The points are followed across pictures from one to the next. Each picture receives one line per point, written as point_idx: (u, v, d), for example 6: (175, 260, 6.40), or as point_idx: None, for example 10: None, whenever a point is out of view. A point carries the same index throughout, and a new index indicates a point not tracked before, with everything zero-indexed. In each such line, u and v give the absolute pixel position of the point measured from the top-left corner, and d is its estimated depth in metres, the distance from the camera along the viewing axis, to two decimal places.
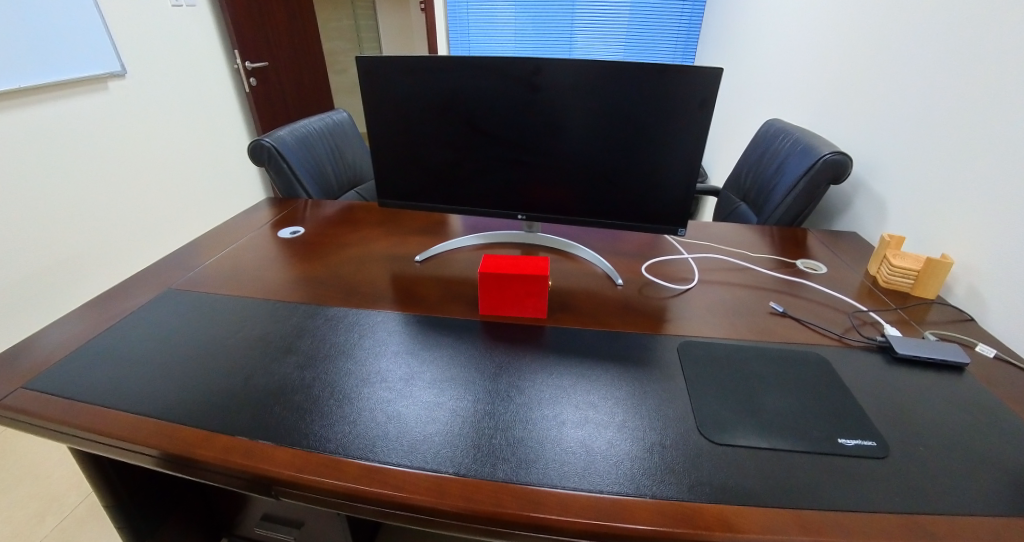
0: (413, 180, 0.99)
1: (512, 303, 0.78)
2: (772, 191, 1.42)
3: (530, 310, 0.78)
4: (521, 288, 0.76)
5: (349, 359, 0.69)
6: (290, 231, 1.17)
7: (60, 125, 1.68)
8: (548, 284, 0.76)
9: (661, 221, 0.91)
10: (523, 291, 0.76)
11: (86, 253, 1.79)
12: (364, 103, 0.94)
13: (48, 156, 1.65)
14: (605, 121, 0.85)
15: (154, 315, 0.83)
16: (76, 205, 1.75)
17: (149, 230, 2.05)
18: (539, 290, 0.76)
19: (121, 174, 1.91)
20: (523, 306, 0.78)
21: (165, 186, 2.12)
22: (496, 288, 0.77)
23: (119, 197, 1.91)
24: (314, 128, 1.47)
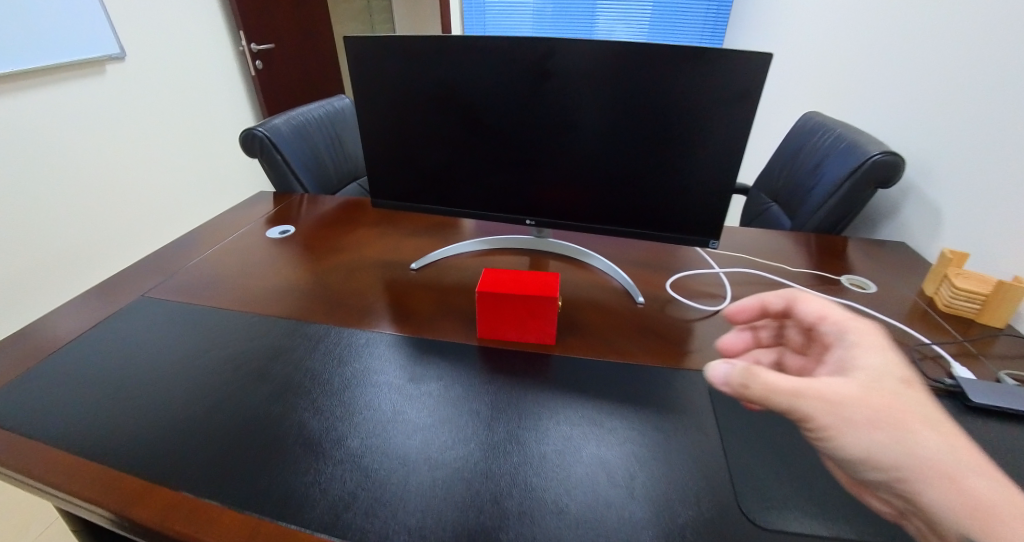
0: (410, 178, 0.89)
1: (513, 327, 0.67)
2: (809, 194, 1.29)
3: (534, 334, 0.68)
4: (525, 311, 0.65)
5: (325, 393, 0.60)
6: (279, 231, 1.09)
7: (57, 111, 1.62)
8: (557, 307, 0.65)
9: (687, 231, 0.80)
10: (526, 313, 0.65)
11: (84, 243, 1.74)
12: (355, 91, 0.84)
13: (44, 143, 1.58)
14: (628, 116, 0.74)
15: (120, 325, 0.75)
16: (73, 193, 1.69)
17: (149, 218, 2.00)
18: (545, 313, 0.65)
19: (119, 161, 1.85)
20: (526, 330, 0.67)
21: (167, 173, 2.06)
22: (495, 310, 0.66)
23: (118, 185, 1.85)
24: (312, 117, 1.37)
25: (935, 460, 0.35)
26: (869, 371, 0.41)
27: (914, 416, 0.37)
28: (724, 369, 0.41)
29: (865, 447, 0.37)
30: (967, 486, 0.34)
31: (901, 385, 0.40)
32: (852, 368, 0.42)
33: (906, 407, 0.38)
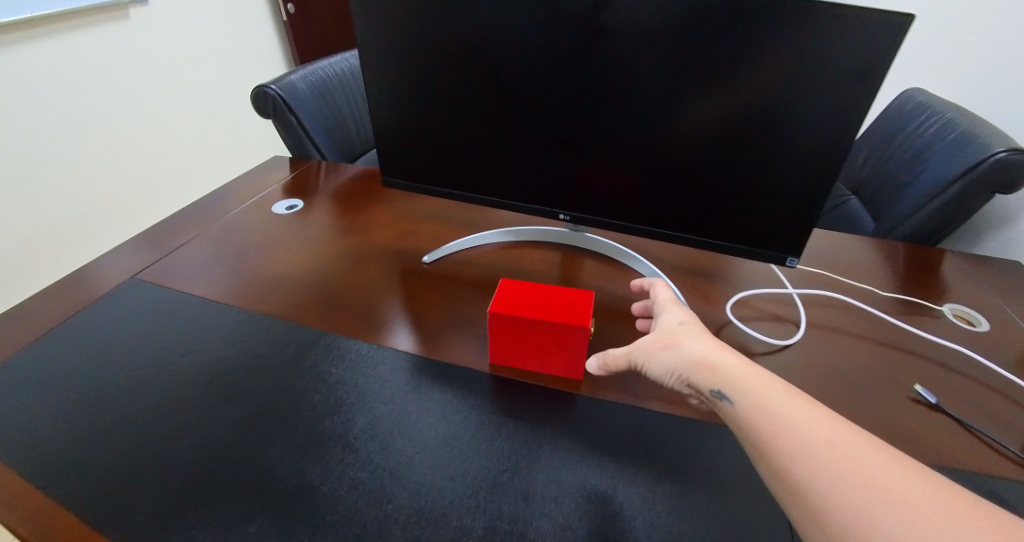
0: (427, 157, 0.77)
1: (533, 355, 0.56)
2: (902, 193, 1.08)
3: (556, 365, 0.56)
4: (546, 339, 0.53)
5: (305, 428, 0.51)
6: (287, 206, 1.00)
7: (83, 58, 1.55)
8: (587, 338, 0.53)
9: (756, 242, 0.65)
10: (548, 341, 0.54)
11: (120, 197, 1.71)
12: (363, 49, 0.70)
13: (73, 92, 1.53)
14: (698, 97, 0.58)
15: (106, 313, 0.69)
16: (107, 145, 1.64)
17: (184, 173, 1.96)
18: (572, 343, 0.53)
19: (149, 112, 1.79)
20: (546, 358, 0.56)
21: (196, 126, 2.00)
22: (511, 336, 0.54)
23: (151, 137, 1.80)
24: (332, 72, 1.25)
25: (702, 360, 0.44)
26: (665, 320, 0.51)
27: (689, 340, 0.47)
28: (591, 361, 0.54)
29: (671, 371, 0.47)
30: (725, 369, 0.43)
31: (684, 323, 0.50)
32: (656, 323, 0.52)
33: (690, 335, 0.48)
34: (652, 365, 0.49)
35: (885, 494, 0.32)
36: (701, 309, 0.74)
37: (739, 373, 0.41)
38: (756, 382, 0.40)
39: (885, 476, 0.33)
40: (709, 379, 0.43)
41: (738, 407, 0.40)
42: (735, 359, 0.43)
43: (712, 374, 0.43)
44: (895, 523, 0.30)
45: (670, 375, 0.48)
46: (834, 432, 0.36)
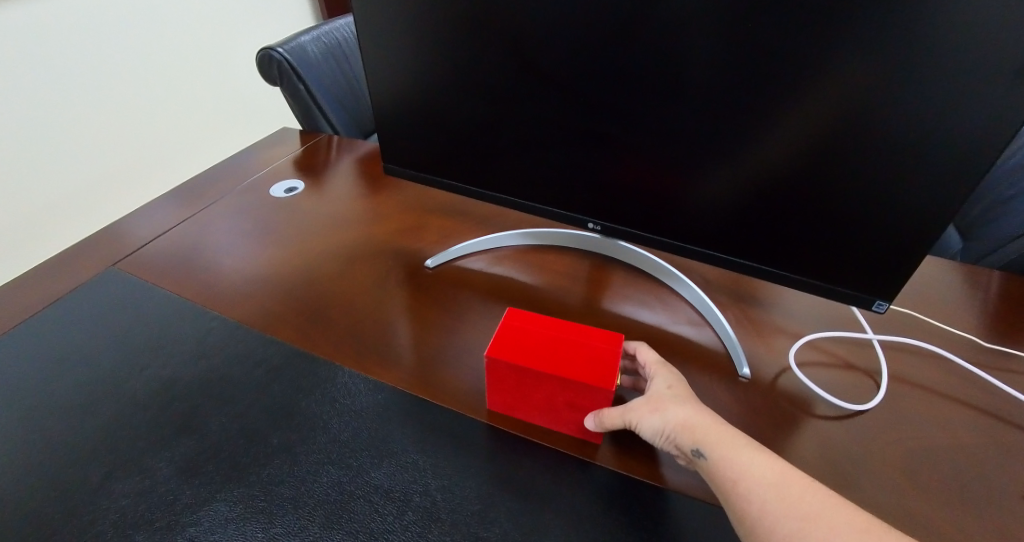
0: (435, 147, 0.66)
1: (541, 409, 0.47)
2: (1006, 207, 0.89)
3: (570, 422, 0.47)
4: (556, 395, 0.44)
5: (257, 482, 0.44)
6: (287, 189, 0.91)
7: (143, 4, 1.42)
8: (606, 402, 0.43)
9: (833, 278, 0.52)
10: (559, 396, 0.44)
11: (179, 162, 1.64)
12: (356, 16, 0.59)
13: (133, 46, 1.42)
14: (771, 95, 0.43)
15: (79, 308, 0.63)
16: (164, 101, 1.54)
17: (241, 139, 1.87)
18: (587, 402, 0.44)
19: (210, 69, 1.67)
20: (559, 414, 0.47)
21: None
22: (515, 385, 0.46)
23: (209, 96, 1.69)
24: (348, 34, 1.14)
25: (687, 422, 0.39)
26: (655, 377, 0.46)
27: (680, 400, 0.42)
28: (591, 419, 0.44)
29: (660, 433, 0.41)
30: (707, 426, 0.39)
31: (674, 386, 0.45)
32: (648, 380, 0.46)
33: (681, 397, 0.43)
34: (643, 427, 0.42)
35: (832, 541, 0.30)
36: (749, 349, 0.61)
37: (714, 431, 0.38)
38: (728, 436, 0.38)
39: (836, 521, 0.31)
40: (689, 439, 0.39)
41: (711, 463, 0.37)
42: (716, 418, 0.40)
43: (693, 432, 0.39)
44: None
45: (662, 438, 0.42)
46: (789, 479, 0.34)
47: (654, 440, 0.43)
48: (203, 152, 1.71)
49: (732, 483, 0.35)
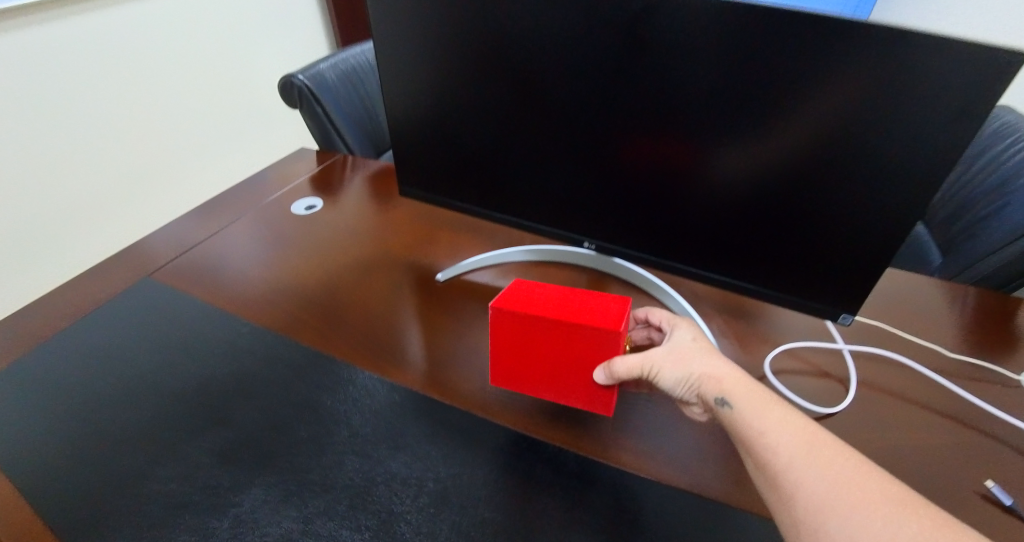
0: (445, 170, 0.73)
1: (561, 368, 0.52)
2: (981, 226, 0.94)
3: (581, 382, 0.52)
4: (570, 347, 0.50)
5: (289, 468, 0.49)
6: (307, 206, 0.98)
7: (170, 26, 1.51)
8: (615, 345, 0.48)
9: (806, 294, 0.58)
10: (572, 349, 0.50)
11: (201, 176, 1.72)
12: (378, 53, 0.66)
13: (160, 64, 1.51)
14: (756, 119, 0.49)
15: (120, 313, 0.69)
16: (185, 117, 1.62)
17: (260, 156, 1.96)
18: (600, 357, 0.49)
19: (231, 86, 1.77)
20: (570, 373, 0.52)
21: None
22: (534, 345, 0.51)
23: (230, 110, 1.78)
24: (363, 61, 1.22)
25: (713, 377, 0.45)
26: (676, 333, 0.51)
27: (703, 355, 0.48)
28: (602, 371, 0.49)
29: (682, 382, 0.47)
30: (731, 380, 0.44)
31: (694, 341, 0.50)
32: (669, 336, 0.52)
33: (703, 351, 0.48)
34: (664, 376, 0.48)
35: (865, 505, 0.33)
36: (732, 358, 0.66)
37: (738, 385, 0.43)
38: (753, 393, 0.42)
39: (870, 489, 0.34)
40: (715, 389, 0.44)
41: (735, 412, 0.42)
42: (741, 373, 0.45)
43: (719, 383, 0.44)
44: (856, 516, 0.32)
45: (683, 384, 0.47)
46: (817, 439, 0.38)
47: (674, 387, 0.48)
48: (220, 169, 1.80)
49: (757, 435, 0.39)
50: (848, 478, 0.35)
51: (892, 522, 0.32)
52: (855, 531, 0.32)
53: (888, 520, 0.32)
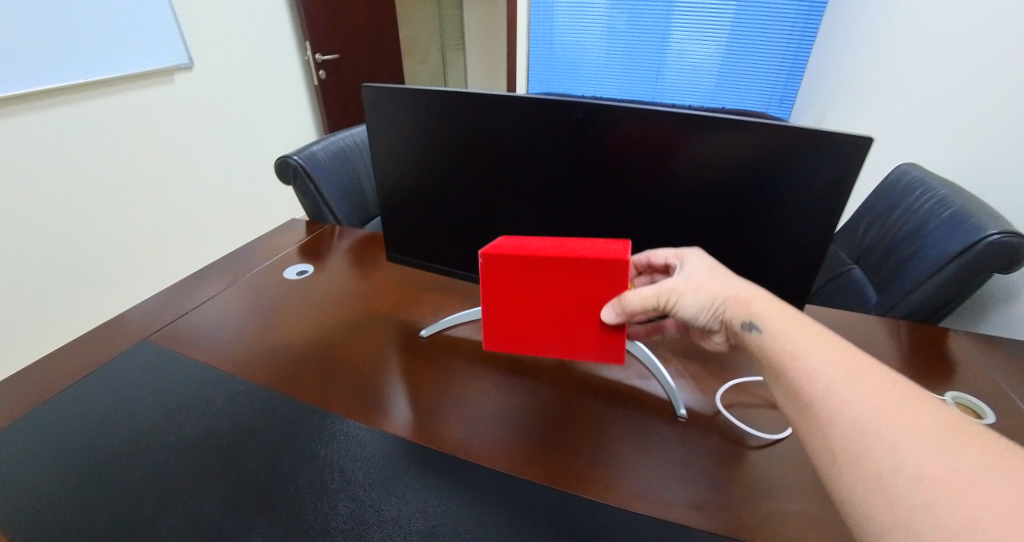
0: (428, 236, 0.82)
1: (578, 309, 0.59)
2: (903, 266, 1.07)
3: (590, 327, 0.60)
4: (583, 283, 0.57)
5: (287, 515, 0.53)
6: (298, 271, 1.05)
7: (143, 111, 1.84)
8: (623, 274, 0.55)
9: None
10: (588, 289, 0.57)
11: (141, 245, 1.90)
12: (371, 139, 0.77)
13: (120, 141, 1.78)
14: (704, 162, 0.58)
15: (118, 375, 0.73)
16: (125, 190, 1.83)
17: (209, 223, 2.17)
18: (613, 291, 0.57)
19: (182, 159, 2.02)
20: (581, 319, 0.60)
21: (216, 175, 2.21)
22: (555, 289, 0.58)
23: (182, 180, 2.02)
24: (352, 143, 1.35)
25: (741, 304, 0.52)
26: (694, 262, 0.58)
27: (724, 282, 0.55)
28: (608, 309, 0.57)
29: (707, 308, 0.55)
30: (754, 304, 0.51)
31: (712, 267, 0.58)
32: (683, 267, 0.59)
33: (722, 277, 0.56)
34: (689, 304, 0.55)
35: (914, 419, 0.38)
36: (693, 395, 0.73)
37: (765, 309, 0.50)
38: (778, 316, 0.49)
39: (912, 404, 0.39)
40: (742, 312, 0.51)
41: (764, 333, 0.49)
42: (762, 294, 0.52)
43: (745, 308, 0.51)
44: (902, 444, 0.36)
45: (705, 310, 0.55)
46: (853, 363, 0.43)
47: (698, 313, 0.56)
48: (166, 236, 1.99)
49: (793, 357, 0.45)
50: (895, 408, 0.38)
51: (945, 456, 0.35)
52: (905, 461, 0.35)
53: (940, 452, 0.35)
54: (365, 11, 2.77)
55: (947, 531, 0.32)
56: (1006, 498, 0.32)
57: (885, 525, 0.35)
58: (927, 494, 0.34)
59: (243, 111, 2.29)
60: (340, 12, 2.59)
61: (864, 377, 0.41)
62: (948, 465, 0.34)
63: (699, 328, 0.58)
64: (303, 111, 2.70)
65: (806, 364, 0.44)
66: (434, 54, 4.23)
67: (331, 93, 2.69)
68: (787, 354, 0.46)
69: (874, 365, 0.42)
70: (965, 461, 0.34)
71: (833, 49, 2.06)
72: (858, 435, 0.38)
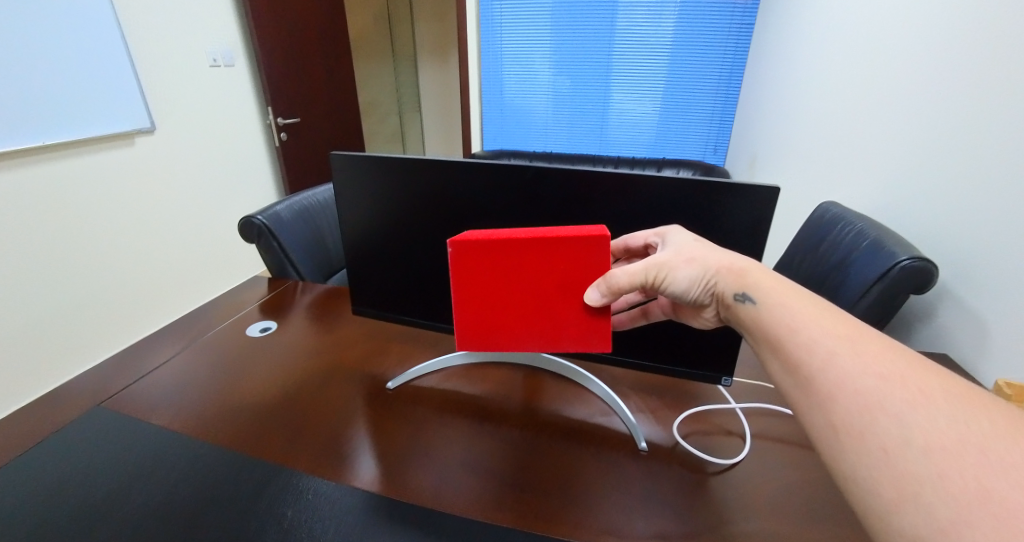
0: (390, 290, 0.85)
1: (560, 294, 0.61)
2: (835, 293, 1.17)
3: (574, 310, 0.62)
4: (561, 267, 0.59)
5: None
6: (261, 328, 1.05)
7: (97, 172, 1.87)
8: (602, 253, 0.57)
9: (696, 365, 0.72)
10: (569, 271, 0.59)
11: (83, 309, 1.86)
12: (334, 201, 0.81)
13: (73, 203, 1.80)
14: (643, 210, 0.66)
15: (68, 447, 0.71)
16: (73, 253, 1.81)
17: (155, 287, 2.15)
18: (595, 271, 0.59)
19: (133, 222, 2.03)
20: (564, 304, 0.61)
21: (170, 234, 2.20)
22: (539, 271, 0.60)
23: (131, 242, 2.03)
24: (315, 201, 1.39)
25: (735, 277, 0.53)
26: (678, 237, 0.60)
27: (712, 255, 0.57)
28: (593, 291, 0.59)
29: (695, 281, 0.56)
30: (746, 275, 0.53)
31: (697, 240, 0.59)
32: (666, 243, 0.60)
33: (710, 251, 0.57)
34: (680, 278, 0.57)
35: (911, 384, 0.38)
36: (650, 429, 0.77)
37: (758, 281, 0.52)
38: (771, 287, 0.50)
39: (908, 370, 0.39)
40: (734, 284, 0.53)
41: (757, 304, 0.50)
42: (753, 264, 0.54)
43: (738, 280, 0.53)
44: (908, 415, 0.36)
45: (696, 283, 0.57)
46: (853, 333, 0.43)
47: (688, 286, 0.57)
48: (111, 300, 1.97)
49: (789, 329, 0.46)
50: (900, 376, 0.39)
51: (956, 425, 0.35)
52: (912, 431, 0.35)
53: (952, 422, 0.35)
54: (324, 79, 2.91)
55: (959, 501, 0.32)
56: (1017, 465, 0.32)
57: (890, 499, 0.35)
58: (936, 465, 0.34)
59: (200, 171, 2.32)
60: (301, 80, 2.72)
61: (867, 350, 0.41)
62: (961, 434, 0.34)
63: (690, 303, 0.59)
64: (263, 172, 2.74)
65: (805, 338, 0.44)
66: (393, 117, 4.42)
67: (291, 154, 2.76)
68: (783, 327, 0.47)
69: (874, 336, 0.43)
70: (976, 432, 0.34)
71: (754, 108, 2.33)
72: (862, 408, 0.38)
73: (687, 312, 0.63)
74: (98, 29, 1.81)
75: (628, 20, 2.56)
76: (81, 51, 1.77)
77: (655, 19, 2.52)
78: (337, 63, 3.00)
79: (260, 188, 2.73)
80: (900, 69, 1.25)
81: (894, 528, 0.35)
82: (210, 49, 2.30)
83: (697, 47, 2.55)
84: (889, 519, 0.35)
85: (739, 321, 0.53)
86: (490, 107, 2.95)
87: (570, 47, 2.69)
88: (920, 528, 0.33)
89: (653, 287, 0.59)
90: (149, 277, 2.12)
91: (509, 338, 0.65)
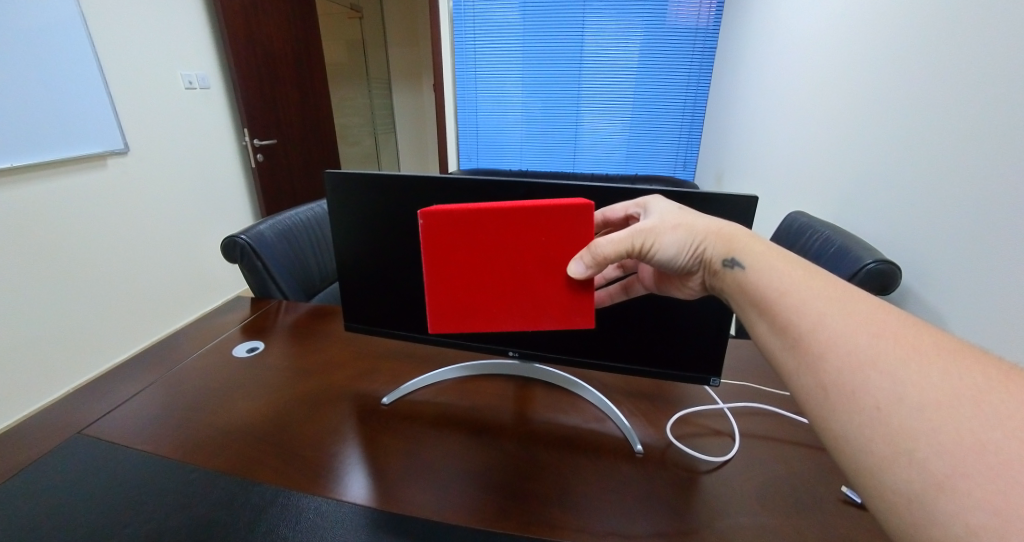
0: (383, 306, 0.85)
1: (542, 268, 0.63)
2: None
3: (557, 286, 0.63)
4: (542, 239, 0.61)
5: None
6: (247, 348, 1.03)
7: (67, 196, 1.82)
8: (581, 225, 0.60)
9: (685, 367, 0.75)
10: (551, 244, 0.61)
11: (48, 338, 1.78)
12: None
13: (40, 229, 1.74)
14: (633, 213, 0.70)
15: (48, 478, 0.69)
16: (40, 281, 1.74)
17: (125, 314, 2.08)
18: (578, 245, 0.61)
19: (104, 246, 1.97)
20: (546, 278, 0.63)
21: (143, 258, 2.14)
22: (521, 243, 0.62)
23: (101, 266, 1.96)
24: (298, 221, 1.38)
25: (722, 246, 0.57)
26: (661, 205, 0.63)
27: (699, 222, 0.60)
28: (578, 264, 0.61)
29: (682, 245, 0.60)
30: (732, 242, 0.56)
31: (680, 208, 0.62)
32: (649, 212, 0.63)
33: (697, 218, 0.60)
34: (668, 244, 0.60)
35: (898, 338, 0.41)
36: (644, 432, 0.79)
37: (744, 247, 0.55)
38: (759, 251, 0.54)
39: (898, 326, 0.42)
40: (723, 250, 0.56)
41: (744, 264, 0.54)
42: (739, 231, 0.57)
43: (726, 247, 0.56)
44: (904, 369, 0.39)
45: (685, 249, 0.60)
46: (843, 292, 0.47)
47: (676, 252, 0.60)
48: (78, 327, 1.89)
49: (780, 293, 0.49)
50: (893, 331, 0.42)
51: (941, 382, 0.38)
52: (906, 386, 0.39)
53: (944, 374, 0.38)
54: (299, 100, 2.90)
55: (954, 454, 0.35)
56: (1014, 418, 0.35)
57: (884, 457, 0.38)
58: (931, 422, 0.37)
59: (173, 193, 2.27)
60: (277, 103, 2.71)
61: (857, 311, 0.45)
62: (957, 388, 0.37)
63: (677, 271, 0.62)
64: (236, 196, 2.69)
65: (796, 300, 0.47)
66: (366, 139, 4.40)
67: (267, 177, 2.73)
68: (774, 291, 0.50)
69: (860, 296, 0.46)
70: (972, 386, 0.37)
71: (720, 125, 2.45)
72: (855, 367, 0.41)
73: (671, 283, 0.66)
74: (70, 52, 1.78)
75: (596, 44, 2.67)
76: (52, 74, 1.73)
77: (621, 42, 2.64)
78: (312, 85, 3.01)
79: (234, 212, 2.68)
80: (852, 89, 1.35)
81: (884, 483, 0.38)
82: (185, 73, 2.29)
83: (662, 70, 2.68)
84: (879, 475, 0.38)
85: (727, 286, 0.56)
86: (465, 127, 3.00)
87: (541, 70, 2.78)
88: (914, 483, 0.36)
89: (641, 255, 0.61)
90: (116, 305, 2.04)
91: (493, 314, 0.66)
